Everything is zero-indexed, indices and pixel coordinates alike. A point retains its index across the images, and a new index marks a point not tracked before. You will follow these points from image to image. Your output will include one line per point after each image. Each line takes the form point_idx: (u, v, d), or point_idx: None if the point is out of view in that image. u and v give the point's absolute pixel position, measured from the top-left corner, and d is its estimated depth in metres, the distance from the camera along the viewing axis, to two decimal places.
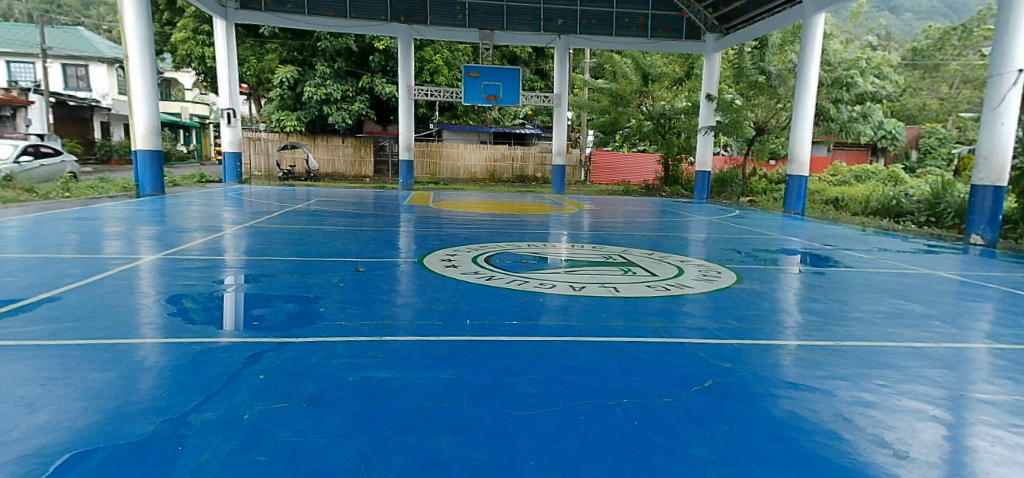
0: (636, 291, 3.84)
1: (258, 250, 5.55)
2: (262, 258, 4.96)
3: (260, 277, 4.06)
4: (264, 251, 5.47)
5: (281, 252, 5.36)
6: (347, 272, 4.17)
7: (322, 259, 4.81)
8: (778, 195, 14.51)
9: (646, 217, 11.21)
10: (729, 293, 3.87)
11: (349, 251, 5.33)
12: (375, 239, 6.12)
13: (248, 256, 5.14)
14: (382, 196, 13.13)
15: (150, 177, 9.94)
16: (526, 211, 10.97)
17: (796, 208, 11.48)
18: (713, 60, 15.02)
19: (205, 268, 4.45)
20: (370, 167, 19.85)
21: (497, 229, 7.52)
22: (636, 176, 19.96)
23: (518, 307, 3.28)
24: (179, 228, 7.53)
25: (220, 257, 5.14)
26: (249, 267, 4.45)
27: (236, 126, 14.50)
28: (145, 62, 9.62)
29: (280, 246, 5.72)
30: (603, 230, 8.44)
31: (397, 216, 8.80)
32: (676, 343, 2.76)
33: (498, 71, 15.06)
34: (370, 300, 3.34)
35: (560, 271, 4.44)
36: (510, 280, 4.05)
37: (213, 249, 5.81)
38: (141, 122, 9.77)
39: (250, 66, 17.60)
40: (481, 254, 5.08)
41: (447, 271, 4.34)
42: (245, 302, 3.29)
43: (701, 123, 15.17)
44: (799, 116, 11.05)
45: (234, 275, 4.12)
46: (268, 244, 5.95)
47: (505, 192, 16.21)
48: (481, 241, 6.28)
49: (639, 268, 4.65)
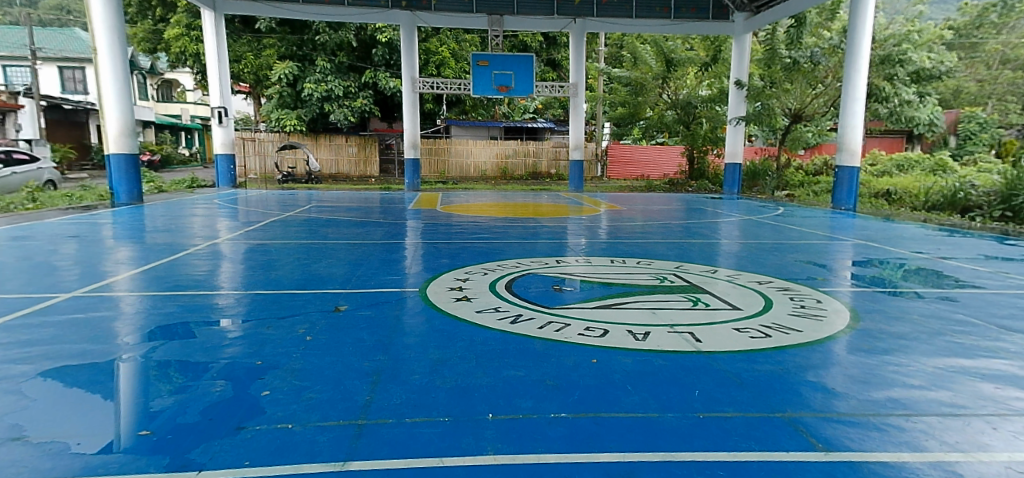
0: (724, 339, 2.69)
1: (230, 275, 4.45)
2: (221, 289, 3.87)
3: (202, 324, 2.94)
4: (234, 276, 4.37)
5: (258, 277, 4.28)
6: (323, 315, 3.07)
7: (297, 291, 3.70)
8: (819, 188, 13.37)
9: (679, 218, 10.05)
10: (859, 343, 2.70)
11: (336, 275, 4.23)
12: (370, 257, 5.00)
13: (207, 285, 4.01)
14: (387, 199, 12.10)
15: (125, 184, 8.91)
16: (544, 214, 9.84)
17: (847, 204, 10.29)
18: (743, 43, 13.72)
19: (138, 307, 3.34)
20: (375, 166, 18.78)
21: (515, 239, 6.40)
22: (656, 170, 18.78)
23: (565, 384, 2.15)
24: (150, 244, 6.49)
25: (170, 286, 4.02)
26: (196, 306, 3.33)
27: (228, 126, 13.42)
28: (116, 56, 8.59)
29: (255, 270, 4.63)
30: (636, 236, 7.28)
31: (402, 223, 7.72)
32: (845, 464, 1.63)
33: (510, 58, 13.92)
34: (343, 372, 2.24)
35: (605, 305, 3.30)
36: (545, 323, 2.92)
37: (175, 273, 4.72)
38: (114, 124, 8.75)
39: (247, 62, 16.42)
40: (501, 280, 3.96)
41: (455, 308, 3.22)
42: (162, 377, 2.19)
43: (730, 113, 13.98)
44: (850, 100, 9.93)
45: (189, 321, 3.02)
46: (242, 267, 4.85)
47: (518, 191, 15.10)
48: (500, 256, 5.14)
49: (709, 296, 3.51)
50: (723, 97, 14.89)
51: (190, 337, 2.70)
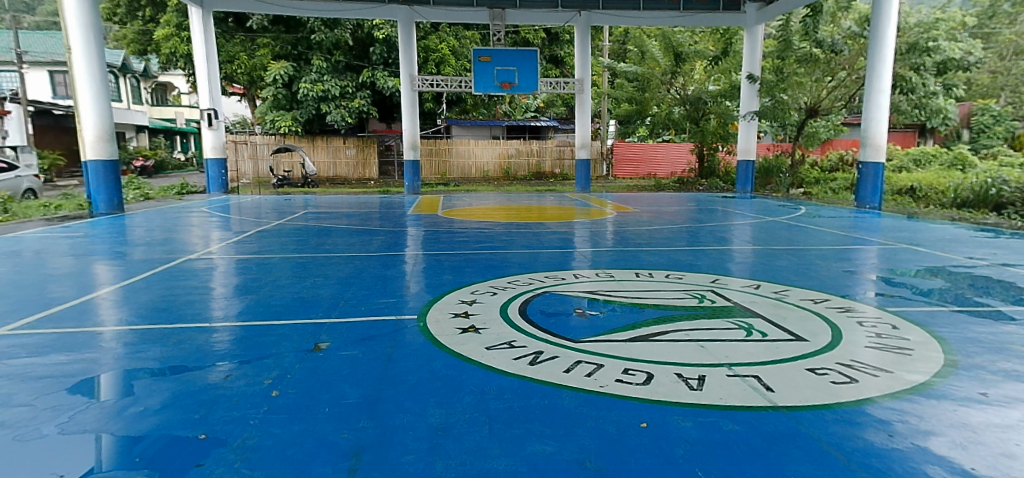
0: (799, 389, 2.13)
1: (201, 296, 3.86)
2: (186, 317, 3.27)
3: (146, 371, 2.38)
4: (205, 298, 3.79)
5: (230, 300, 3.70)
6: (297, 356, 2.51)
7: (271, 321, 3.14)
8: (836, 185, 12.87)
9: (696, 220, 9.48)
10: (974, 392, 2.12)
11: (322, 295, 3.66)
12: (364, 273, 4.41)
13: (169, 312, 3.43)
14: (386, 203, 11.57)
15: (104, 192, 8.39)
16: (551, 216, 9.28)
17: (872, 202, 9.67)
18: (755, 34, 13.13)
19: (75, 345, 2.75)
20: (375, 169, 18.26)
21: (527, 248, 5.83)
22: (663, 168, 18.17)
23: (612, 471, 1.58)
24: (124, 258, 5.93)
25: (129, 314, 3.44)
26: (145, 344, 2.75)
27: (219, 128, 12.92)
28: (91, 54, 8.02)
29: (230, 289, 4.05)
30: (654, 241, 6.72)
31: (403, 231, 7.15)
32: None
33: (512, 53, 13.36)
34: (311, 452, 1.68)
35: (640, 337, 2.74)
36: (572, 365, 2.36)
37: (142, 294, 4.14)
38: (91, 127, 8.16)
39: (241, 63, 15.81)
40: (512, 302, 3.40)
41: (460, 344, 2.66)
42: (66, 465, 1.62)
43: (742, 108, 13.41)
44: (873, 92, 9.36)
45: (133, 367, 2.44)
46: (217, 285, 4.27)
47: (522, 192, 14.57)
48: (510, 270, 4.56)
49: (763, 321, 2.96)
50: (736, 91, 14.31)
51: (124, 393, 2.14)
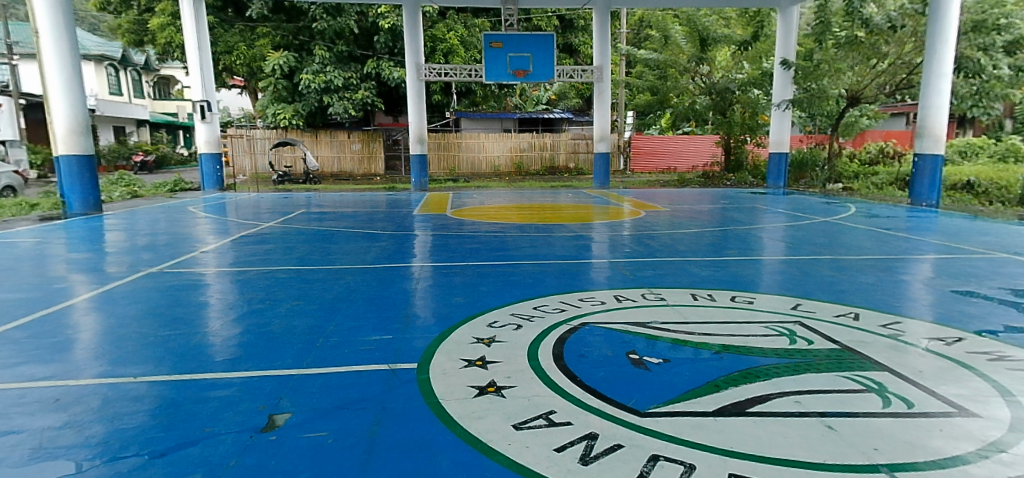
0: None
1: (136, 326, 3.02)
2: (107, 361, 2.45)
3: None
4: (139, 330, 2.94)
5: (173, 332, 2.87)
6: (233, 442, 1.69)
7: (213, 370, 2.31)
8: (879, 180, 11.91)
9: (730, 220, 8.61)
10: None
11: (295, 329, 2.84)
12: (355, 292, 3.62)
13: (89, 351, 2.61)
14: (394, 201, 10.84)
15: (79, 190, 7.68)
16: (569, 216, 8.49)
17: (929, 199, 8.78)
18: (788, 17, 12.12)
19: None
20: (381, 163, 17.50)
21: (551, 257, 5.02)
22: (684, 162, 17.26)
23: None
24: (80, 268, 5.12)
25: (26, 356, 2.59)
26: (11, 412, 1.91)
27: (213, 122, 12.20)
28: (61, 37, 7.28)
29: (179, 314, 3.21)
30: (692, 246, 5.89)
31: (410, 234, 6.38)
32: None
33: (527, 39, 12.49)
34: None
35: (733, 408, 1.90)
36: (647, 467, 1.54)
37: (70, 316, 3.30)
38: (62, 119, 7.45)
39: (240, 54, 14.95)
40: (543, 341, 2.58)
41: (476, 418, 1.85)
42: None
43: (775, 96, 12.44)
44: (931, 75, 8.46)
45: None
46: (168, 306, 3.44)
47: (536, 188, 13.74)
48: (532, 288, 3.75)
49: (899, 381, 2.13)
50: (765, 79, 13.35)
51: None
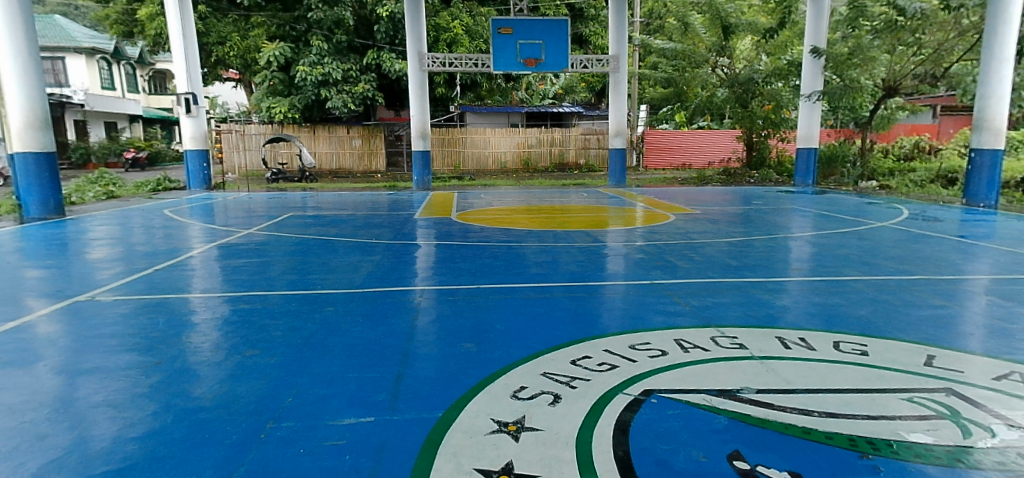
0: None
1: (19, 392, 2.17)
2: None
3: None
4: (15, 402, 2.09)
5: (62, 406, 2.01)
6: None
7: None
8: (918, 176, 11.05)
9: (764, 224, 7.77)
10: None
11: (238, 402, 2.00)
12: (333, 333, 2.78)
13: None
14: (396, 202, 10.07)
15: (36, 192, 6.90)
16: (583, 220, 7.69)
17: (987, 199, 7.88)
18: (819, 2, 11.14)
19: None
20: (382, 160, 16.60)
21: (576, 275, 4.19)
22: (700, 158, 16.37)
23: None
24: (9, 287, 4.26)
25: None
26: None
27: (198, 115, 11.39)
28: (14, 19, 6.45)
29: (87, 370, 2.37)
30: (734, 257, 5.05)
31: (409, 244, 5.56)
32: None
33: (539, 24, 11.63)
34: None
35: None
36: None
37: None
38: (15, 112, 6.64)
39: (233, 44, 14.12)
40: (598, 434, 1.72)
41: None
42: None
43: (804, 86, 11.46)
44: (993, 61, 7.56)
45: None
46: (82, 354, 2.60)
47: (546, 186, 12.89)
48: (562, 324, 2.90)
49: None
50: (792, 70, 12.41)
51: None
